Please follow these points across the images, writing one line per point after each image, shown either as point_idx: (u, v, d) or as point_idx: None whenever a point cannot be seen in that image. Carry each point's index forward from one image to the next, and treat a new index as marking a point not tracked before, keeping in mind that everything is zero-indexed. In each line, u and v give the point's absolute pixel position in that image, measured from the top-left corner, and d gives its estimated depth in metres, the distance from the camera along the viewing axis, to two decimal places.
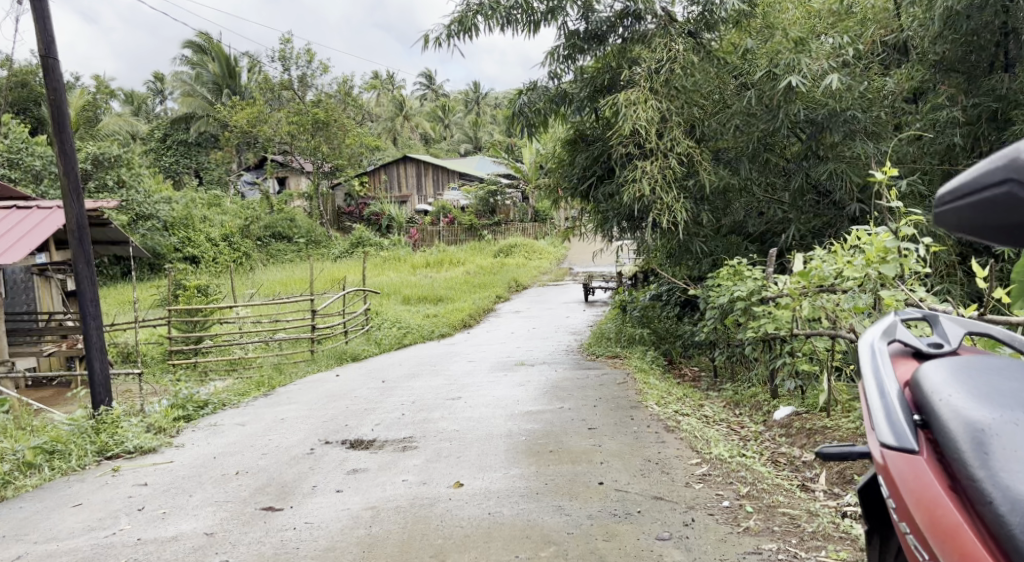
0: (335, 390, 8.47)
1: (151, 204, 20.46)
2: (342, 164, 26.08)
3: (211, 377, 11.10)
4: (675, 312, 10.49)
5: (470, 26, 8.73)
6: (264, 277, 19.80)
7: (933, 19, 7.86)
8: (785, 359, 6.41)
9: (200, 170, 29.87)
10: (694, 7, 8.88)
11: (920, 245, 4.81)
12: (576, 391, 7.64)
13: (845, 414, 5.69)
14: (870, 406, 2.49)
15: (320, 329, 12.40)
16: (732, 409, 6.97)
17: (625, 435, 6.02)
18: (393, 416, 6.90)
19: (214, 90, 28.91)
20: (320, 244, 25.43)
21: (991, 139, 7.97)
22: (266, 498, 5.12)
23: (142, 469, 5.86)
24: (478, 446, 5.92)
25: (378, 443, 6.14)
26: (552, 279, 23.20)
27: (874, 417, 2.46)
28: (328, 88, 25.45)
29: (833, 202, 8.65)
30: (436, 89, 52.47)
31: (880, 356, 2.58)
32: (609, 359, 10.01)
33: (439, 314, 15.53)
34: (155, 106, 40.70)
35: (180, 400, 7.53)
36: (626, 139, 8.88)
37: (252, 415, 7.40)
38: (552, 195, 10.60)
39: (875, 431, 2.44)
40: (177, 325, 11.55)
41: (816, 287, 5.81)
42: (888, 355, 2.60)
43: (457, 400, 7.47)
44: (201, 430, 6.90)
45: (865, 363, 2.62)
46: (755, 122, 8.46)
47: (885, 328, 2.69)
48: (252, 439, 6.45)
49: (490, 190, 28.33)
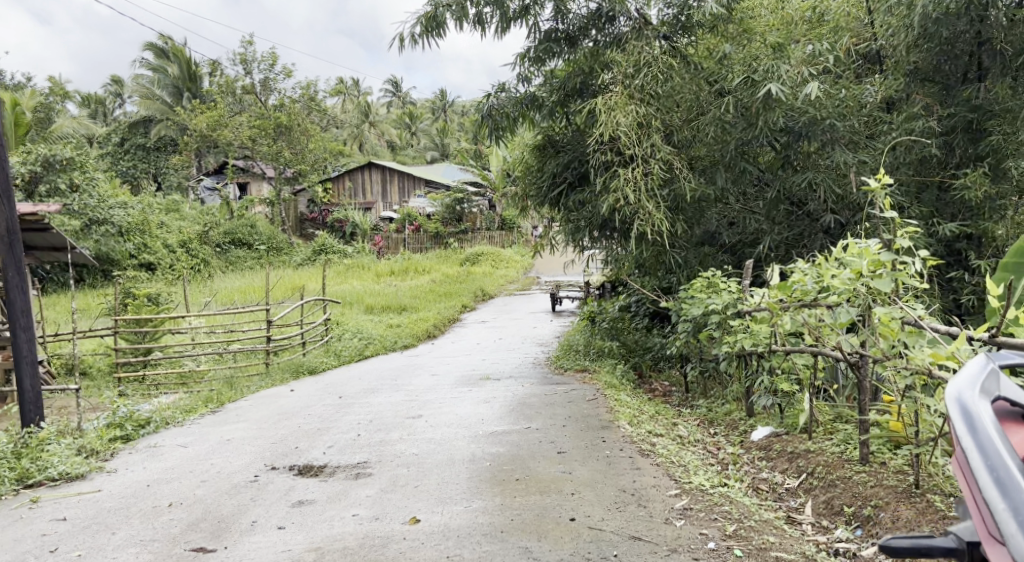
0: (289, 407, 7.96)
1: (104, 208, 19.55)
2: (305, 169, 25.45)
3: (160, 391, 10.51)
4: (645, 323, 10.22)
5: (437, 23, 8.28)
6: (223, 284, 19.16)
7: (910, 27, 7.53)
8: (763, 377, 6.09)
9: (158, 174, 29.06)
10: (668, 9, 8.57)
11: (917, 259, 4.51)
12: (543, 410, 7.22)
13: (828, 436, 5.38)
14: (998, 509, 2.57)
15: (277, 340, 11.89)
16: (706, 427, 6.63)
17: (597, 460, 5.64)
18: (348, 438, 6.43)
19: (174, 93, 28.15)
20: (281, 251, 24.94)
21: (965, 151, 7.72)
22: (198, 536, 4.65)
23: (64, 501, 5.35)
24: (438, 474, 5.49)
25: (329, 470, 5.68)
26: (519, 289, 22.80)
27: (1008, 526, 2.55)
28: (291, 92, 24.96)
29: (807, 214, 8.32)
30: (402, 95, 51.91)
31: (995, 440, 2.63)
32: (576, 372, 9.62)
33: (402, 324, 15.06)
34: (113, 110, 39.71)
35: (118, 419, 7.00)
36: (604, 146, 8.49)
37: (196, 435, 6.88)
38: (519, 203, 10.09)
39: (1008, 540, 2.55)
40: (124, 336, 10.91)
41: (798, 302, 5.40)
42: (1003, 434, 2.67)
43: (417, 419, 7.02)
44: (139, 453, 6.38)
45: (970, 443, 2.66)
46: (731, 130, 8.14)
47: (982, 391, 2.74)
48: (191, 464, 5.94)
49: (456, 197, 27.86)
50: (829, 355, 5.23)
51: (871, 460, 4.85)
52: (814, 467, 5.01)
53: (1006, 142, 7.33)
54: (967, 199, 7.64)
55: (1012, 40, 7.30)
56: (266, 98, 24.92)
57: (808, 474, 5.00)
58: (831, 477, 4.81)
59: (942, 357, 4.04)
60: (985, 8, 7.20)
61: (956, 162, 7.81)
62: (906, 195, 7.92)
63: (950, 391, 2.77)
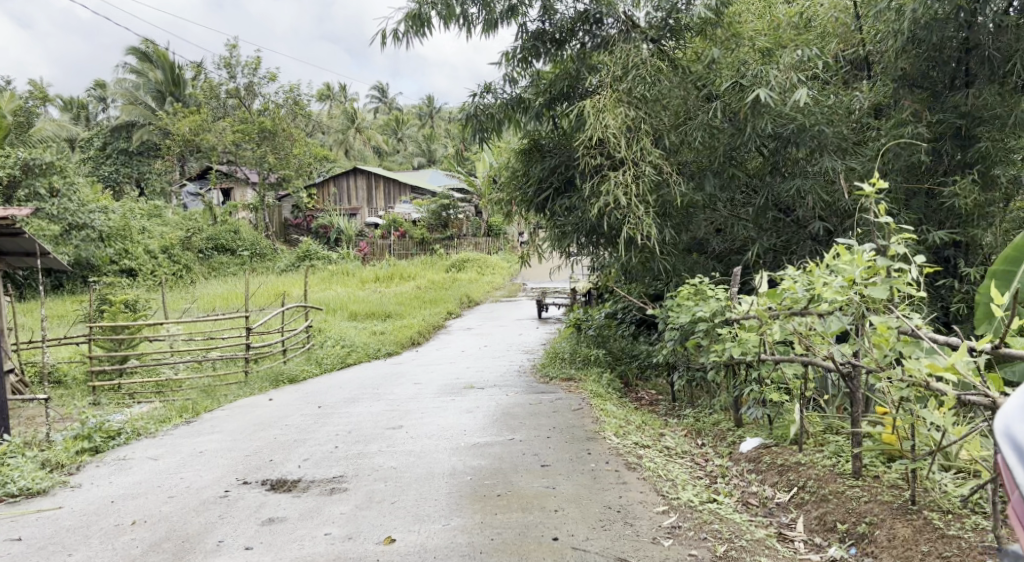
0: (266, 417, 7.74)
1: (85, 213, 19.22)
2: (289, 174, 25.19)
3: (136, 400, 10.25)
4: (631, 331, 10.07)
5: (421, 22, 8.12)
6: (205, 291, 18.90)
7: (895, 34, 7.47)
8: (750, 387, 5.93)
9: (141, 179, 28.73)
10: (656, 12, 8.38)
11: (914, 265, 4.39)
12: (527, 420, 7.03)
13: (818, 449, 5.23)
14: None
15: (256, 348, 11.65)
16: (693, 438, 6.47)
17: (582, 474, 5.46)
18: (324, 450, 6.22)
19: (158, 97, 27.83)
20: (264, 257, 24.66)
21: (953, 158, 7.65)
22: (161, 559, 4.45)
23: (22, 518, 5.13)
24: (417, 489, 5.30)
25: (303, 484, 5.49)
26: (505, 296, 22.61)
27: None
28: (275, 97, 24.72)
29: (794, 221, 8.23)
30: (388, 100, 51.77)
31: None
32: (562, 382, 9.42)
33: (386, 331, 14.83)
34: (96, 115, 39.32)
35: (87, 430, 6.76)
36: (593, 150, 8.29)
37: (168, 447, 6.65)
38: (503, 208, 9.84)
39: None
40: (99, 344, 10.63)
41: (788, 310, 5.27)
42: None
43: (398, 430, 6.83)
44: (107, 466, 6.15)
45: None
46: (720, 136, 8.02)
47: None
48: (159, 478, 5.72)
49: (442, 203, 27.66)
50: (820, 365, 5.10)
51: (863, 474, 4.69)
52: (805, 480, 4.87)
53: (995, 149, 7.27)
54: (956, 207, 7.53)
55: (999, 46, 7.22)
56: (251, 102, 24.71)
57: (799, 488, 4.85)
58: (823, 492, 4.65)
59: (940, 368, 3.87)
60: (973, 13, 7.17)
61: (945, 168, 7.73)
62: (896, 201, 7.71)
63: (998, 425, 2.75)
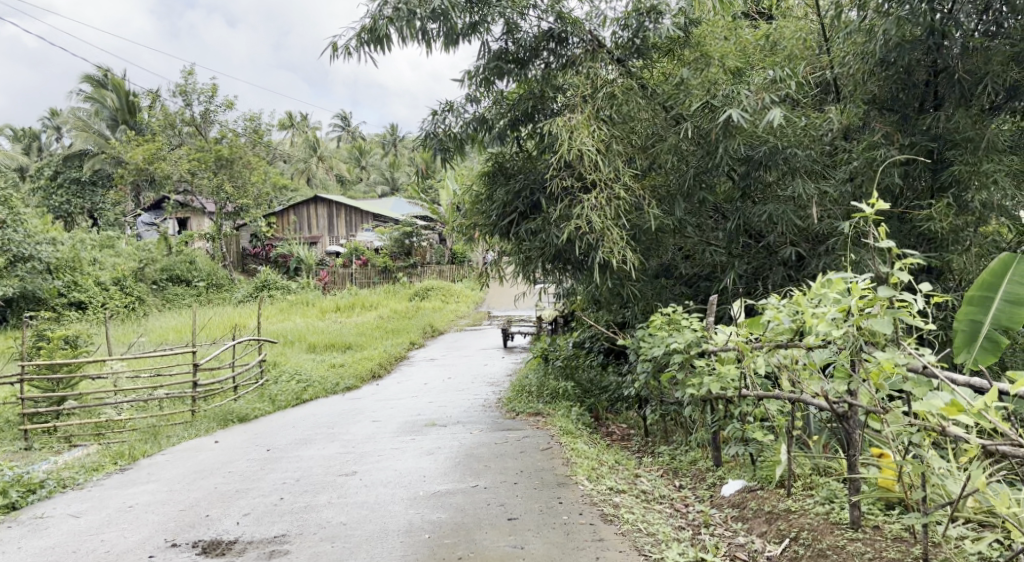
0: (209, 462, 7.12)
1: (32, 244, 18.26)
2: (247, 204, 24.57)
3: (73, 444, 9.51)
4: (599, 360, 9.57)
5: (378, 37, 7.66)
6: (158, 324, 18.09)
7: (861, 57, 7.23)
8: (732, 425, 5.42)
9: (93, 210, 27.81)
10: (624, 31, 8.05)
11: (919, 298, 4.02)
12: (491, 463, 6.52)
13: (810, 493, 4.82)
14: None
15: (204, 386, 10.93)
16: (670, 478, 6.01)
17: (553, 529, 4.98)
18: (266, 503, 5.65)
19: (112, 126, 27.28)
20: (221, 287, 23.93)
21: (924, 181, 7.19)
22: None
23: None
24: (368, 551, 4.81)
25: (239, 546, 4.94)
26: (470, 324, 22.08)
27: None
28: (232, 125, 24.11)
29: (766, 246, 7.78)
30: (350, 129, 51.29)
31: None
32: (529, 417, 8.94)
33: (345, 364, 14.20)
34: (48, 144, 38.33)
35: (3, 484, 6.09)
36: (562, 172, 7.80)
37: (95, 500, 6.04)
38: (465, 234, 9.28)
39: None
40: (35, 384, 9.86)
41: (772, 342, 4.80)
42: None
43: (351, 477, 6.27)
44: (22, 526, 5.54)
45: None
46: (689, 158, 7.64)
47: None
48: (77, 541, 5.14)
49: (404, 231, 27.11)
50: (809, 403, 4.66)
51: (863, 524, 4.33)
52: (798, 531, 4.49)
53: (967, 172, 6.87)
54: (931, 231, 7.12)
55: (970, 69, 6.89)
56: (207, 130, 24.16)
57: (791, 541, 4.47)
58: (820, 546, 4.29)
59: (959, 410, 3.65)
60: (941, 36, 6.83)
61: (917, 193, 7.29)
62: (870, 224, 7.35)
63: None
